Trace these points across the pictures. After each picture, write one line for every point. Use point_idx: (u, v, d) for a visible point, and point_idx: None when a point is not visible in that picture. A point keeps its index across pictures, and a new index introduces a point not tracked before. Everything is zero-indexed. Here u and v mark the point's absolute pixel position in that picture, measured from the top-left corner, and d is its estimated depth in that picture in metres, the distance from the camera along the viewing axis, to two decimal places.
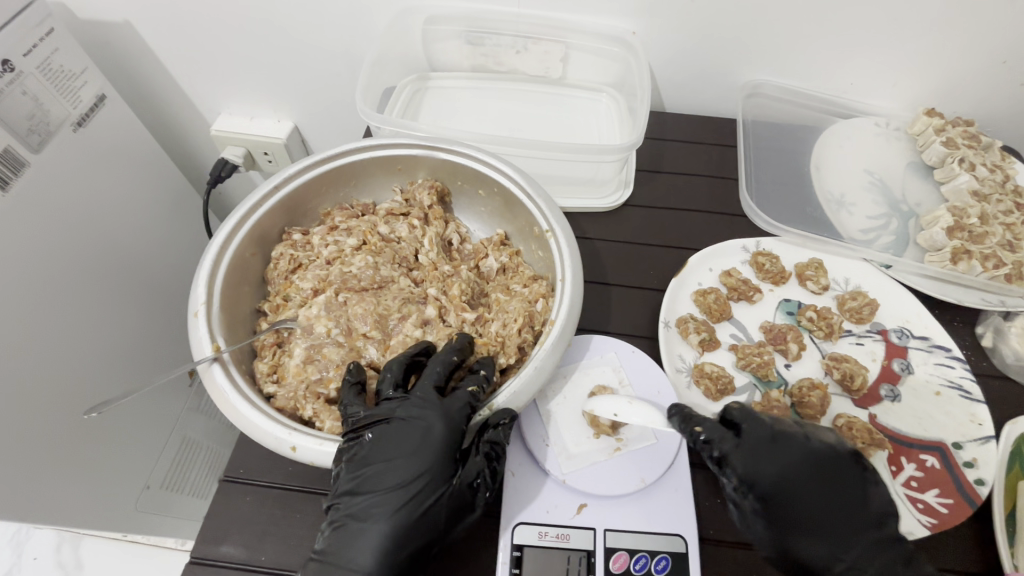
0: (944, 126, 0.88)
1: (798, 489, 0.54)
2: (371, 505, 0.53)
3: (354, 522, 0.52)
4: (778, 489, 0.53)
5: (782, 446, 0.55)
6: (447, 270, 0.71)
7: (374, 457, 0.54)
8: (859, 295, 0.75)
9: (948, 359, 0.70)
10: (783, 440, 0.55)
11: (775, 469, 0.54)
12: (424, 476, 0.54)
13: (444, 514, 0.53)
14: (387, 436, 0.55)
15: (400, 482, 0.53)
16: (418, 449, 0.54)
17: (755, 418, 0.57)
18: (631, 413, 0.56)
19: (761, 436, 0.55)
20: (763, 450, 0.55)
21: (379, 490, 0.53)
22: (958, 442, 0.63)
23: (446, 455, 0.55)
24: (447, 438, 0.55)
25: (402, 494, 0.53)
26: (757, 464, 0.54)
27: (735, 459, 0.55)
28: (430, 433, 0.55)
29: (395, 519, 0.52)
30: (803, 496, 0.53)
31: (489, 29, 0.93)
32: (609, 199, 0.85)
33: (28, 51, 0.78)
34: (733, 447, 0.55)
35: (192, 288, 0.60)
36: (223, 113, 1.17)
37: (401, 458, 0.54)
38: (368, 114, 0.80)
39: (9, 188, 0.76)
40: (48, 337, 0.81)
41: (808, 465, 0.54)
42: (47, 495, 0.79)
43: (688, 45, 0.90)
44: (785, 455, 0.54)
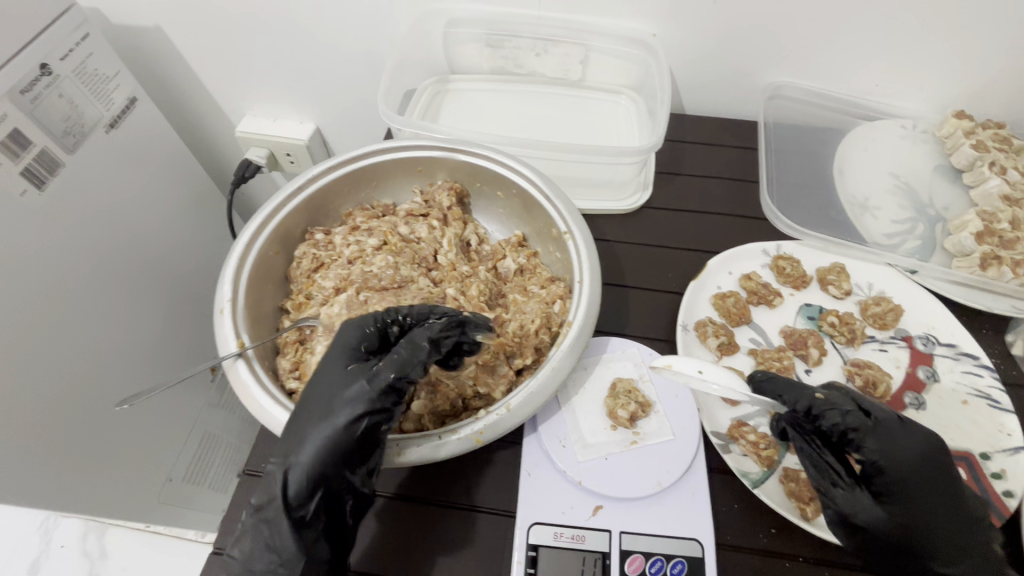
0: (974, 129, 0.85)
1: (925, 473, 0.52)
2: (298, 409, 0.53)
3: (284, 426, 0.53)
4: (909, 472, 0.52)
5: (911, 430, 0.55)
6: (466, 271, 0.71)
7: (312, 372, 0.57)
8: (884, 300, 0.74)
9: (976, 367, 0.68)
10: (908, 423, 0.55)
11: (909, 452, 0.53)
12: (327, 376, 0.54)
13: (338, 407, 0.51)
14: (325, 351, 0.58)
15: (314, 383, 0.54)
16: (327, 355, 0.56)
17: (874, 402, 0.57)
18: (714, 373, 0.57)
19: (892, 419, 0.55)
20: (898, 431, 0.54)
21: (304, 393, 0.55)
22: (985, 453, 0.62)
23: (353, 360, 0.55)
24: (348, 342, 0.56)
25: (311, 397, 0.53)
26: (889, 444, 0.53)
27: (868, 437, 0.54)
28: (339, 339, 0.57)
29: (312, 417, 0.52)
30: (927, 486, 0.52)
31: (510, 32, 0.94)
32: (628, 202, 0.85)
33: (65, 55, 0.81)
34: (866, 424, 0.54)
35: (218, 285, 0.62)
36: (248, 115, 1.20)
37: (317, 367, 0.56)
38: (389, 116, 0.81)
39: (45, 187, 0.80)
40: (78, 329, 0.84)
41: (928, 453, 0.53)
42: (76, 482, 0.82)
43: (709, 47, 0.89)
44: (916, 439, 0.54)
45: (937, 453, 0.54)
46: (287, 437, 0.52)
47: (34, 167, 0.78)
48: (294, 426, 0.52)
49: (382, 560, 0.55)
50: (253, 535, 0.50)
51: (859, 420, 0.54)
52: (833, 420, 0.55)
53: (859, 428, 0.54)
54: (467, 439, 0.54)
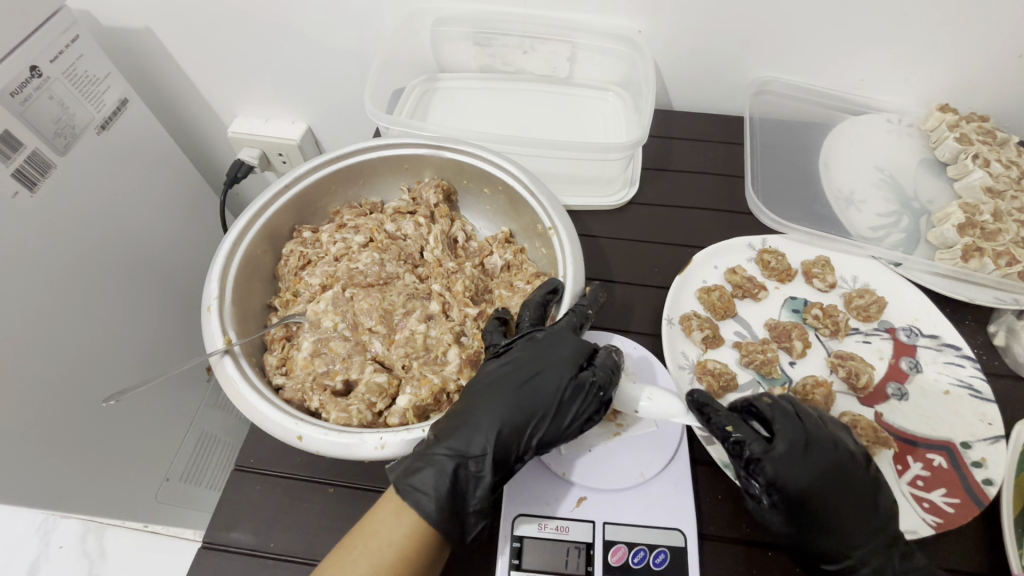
0: (958, 122, 0.86)
1: (825, 492, 0.52)
2: (503, 377, 0.57)
3: (491, 399, 0.55)
4: (807, 496, 0.52)
5: (814, 453, 0.53)
6: (451, 267, 0.72)
7: (515, 350, 0.60)
8: (867, 293, 0.74)
9: (958, 358, 0.69)
10: (815, 444, 0.54)
11: (807, 475, 0.52)
12: (556, 365, 0.58)
13: (566, 402, 0.57)
14: (534, 339, 0.60)
15: (542, 370, 0.57)
16: (560, 343, 0.59)
17: (787, 419, 0.55)
18: (658, 400, 0.56)
19: (796, 442, 0.53)
20: (798, 456, 0.53)
21: (515, 363, 0.58)
22: (966, 442, 0.62)
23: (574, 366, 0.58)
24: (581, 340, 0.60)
25: (527, 388, 0.56)
26: (788, 470, 0.53)
27: (766, 465, 0.53)
28: (559, 339, 0.59)
29: (525, 405, 0.55)
30: (826, 507, 0.52)
31: (497, 30, 0.94)
32: (614, 197, 0.86)
33: (55, 57, 0.82)
34: (768, 453, 0.53)
35: (205, 282, 0.62)
36: (240, 115, 1.21)
37: (532, 358, 0.58)
38: (376, 114, 0.82)
39: (37, 189, 0.80)
40: (72, 330, 0.85)
41: (829, 475, 0.53)
42: (72, 480, 0.83)
43: (695, 43, 0.90)
44: (815, 460, 0.53)
45: (839, 470, 0.53)
46: (513, 411, 0.55)
47: (26, 168, 0.79)
48: (518, 400, 0.55)
49: None
50: (441, 480, 0.50)
51: (760, 448, 0.53)
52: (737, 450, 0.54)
53: (761, 456, 0.53)
54: None
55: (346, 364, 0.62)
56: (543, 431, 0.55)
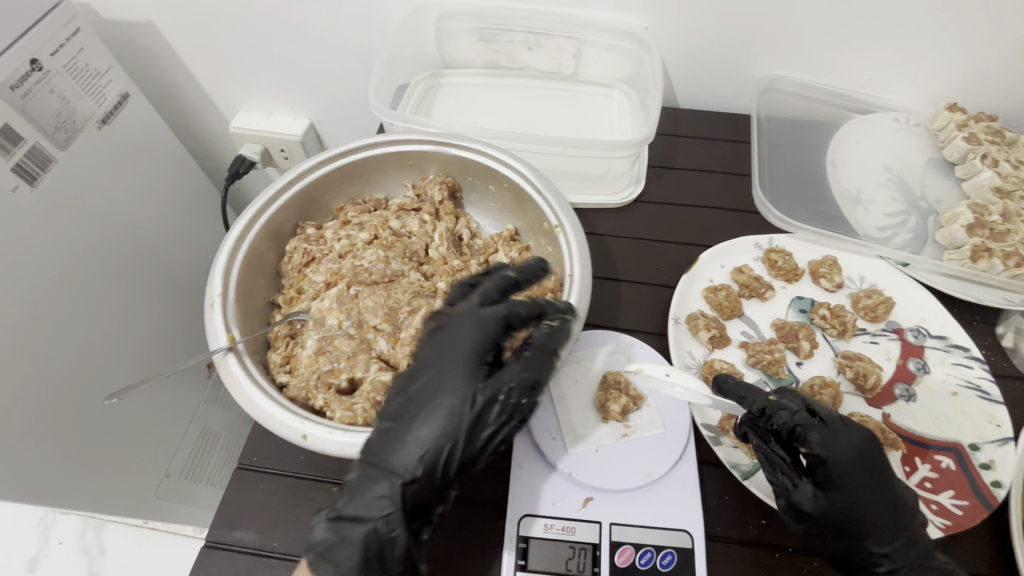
0: (966, 122, 0.85)
1: (866, 468, 0.53)
2: (391, 426, 0.52)
3: (389, 433, 0.52)
4: (847, 468, 0.53)
5: (856, 429, 0.54)
6: (457, 265, 0.71)
7: (420, 357, 0.55)
8: (875, 293, 0.74)
9: (966, 359, 0.69)
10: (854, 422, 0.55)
11: (852, 448, 0.53)
12: (455, 384, 0.52)
13: (478, 420, 0.51)
14: (437, 341, 0.55)
15: (441, 380, 0.53)
16: (451, 356, 0.54)
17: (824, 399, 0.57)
18: (680, 376, 0.59)
19: (838, 418, 0.55)
20: (840, 430, 0.54)
21: (408, 405, 0.53)
22: (975, 444, 0.62)
23: (476, 365, 0.53)
24: (476, 341, 0.54)
25: (428, 404, 0.52)
26: (832, 441, 0.53)
27: (814, 433, 0.54)
28: (461, 337, 0.54)
29: (429, 424, 0.51)
30: (864, 483, 0.53)
31: (502, 25, 0.93)
32: (620, 195, 0.85)
33: (55, 50, 0.81)
34: (812, 422, 0.54)
35: (209, 280, 0.61)
36: (242, 110, 1.20)
37: (432, 365, 0.54)
38: (380, 110, 0.81)
39: (37, 184, 0.79)
40: (73, 327, 0.84)
41: (869, 451, 0.53)
42: (72, 477, 0.82)
43: (702, 40, 0.89)
44: (861, 435, 0.54)
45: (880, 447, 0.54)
46: (418, 436, 0.51)
47: (26, 163, 0.78)
48: (415, 444, 0.50)
49: None
50: (354, 548, 0.49)
51: (808, 416, 0.55)
52: (782, 419, 0.55)
53: (805, 424, 0.54)
54: None
55: (351, 362, 0.62)
56: (455, 449, 0.50)
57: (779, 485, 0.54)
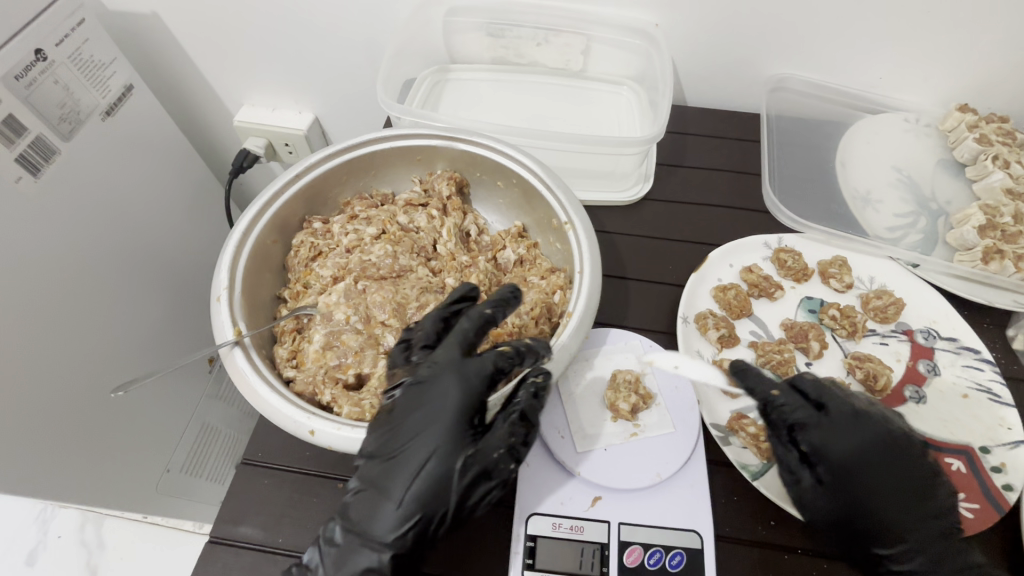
0: (977, 122, 0.85)
1: (870, 464, 0.52)
2: (374, 493, 0.50)
3: (374, 501, 0.50)
4: (850, 464, 0.52)
5: (863, 424, 0.53)
6: (465, 261, 0.71)
7: (397, 413, 0.52)
8: (885, 294, 0.73)
9: (977, 361, 0.68)
10: (865, 417, 0.54)
11: (854, 444, 0.53)
12: (443, 449, 0.50)
13: (468, 486, 0.50)
14: (418, 398, 0.52)
15: (425, 445, 0.50)
16: (435, 417, 0.51)
17: (834, 393, 0.56)
18: (689, 368, 0.62)
19: (846, 413, 0.54)
20: (845, 425, 0.53)
21: (390, 470, 0.50)
22: (985, 447, 0.62)
23: (463, 428, 0.51)
24: (462, 402, 0.51)
25: (414, 473, 0.49)
26: (833, 436, 0.53)
27: (813, 429, 0.54)
28: (444, 397, 0.51)
29: (416, 494, 0.49)
30: (871, 480, 0.52)
31: (511, 21, 0.93)
32: (628, 193, 0.85)
33: (60, 41, 0.80)
34: (814, 419, 0.54)
35: (215, 273, 0.61)
36: (246, 104, 1.19)
37: (415, 426, 0.51)
38: (388, 104, 0.80)
39: (41, 175, 0.79)
40: (74, 320, 0.84)
41: (875, 448, 0.52)
42: (72, 471, 0.82)
43: (712, 37, 0.88)
44: (868, 431, 0.53)
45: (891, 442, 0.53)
46: (406, 509, 0.49)
47: (29, 154, 0.77)
48: (403, 512, 0.49)
49: None
50: None
51: (809, 413, 0.54)
52: (780, 415, 0.55)
53: (806, 421, 0.54)
54: None
55: (358, 358, 0.61)
56: (448, 519, 0.49)
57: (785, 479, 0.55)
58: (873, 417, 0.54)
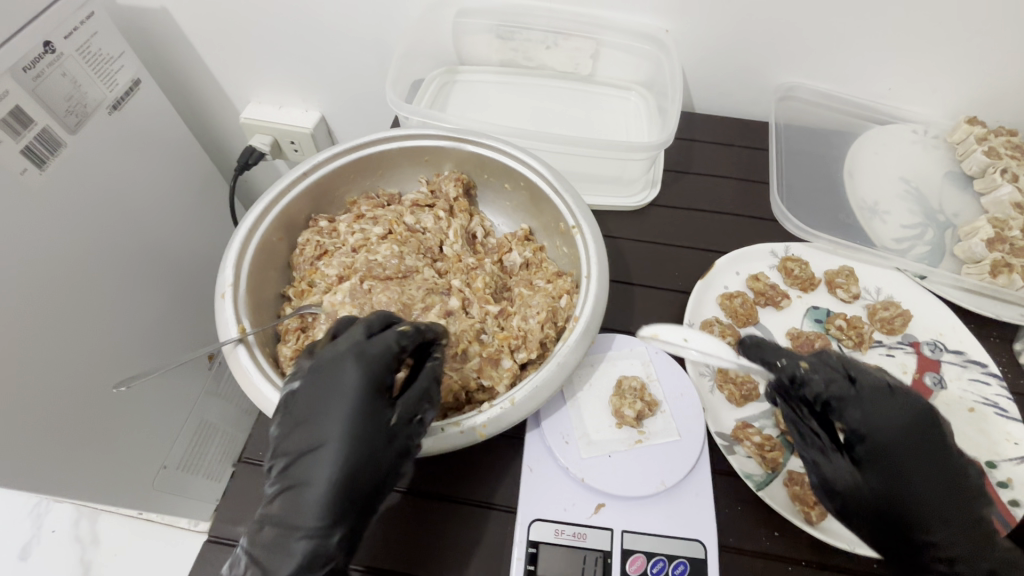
0: (986, 134, 0.84)
1: (913, 442, 0.52)
2: (290, 490, 0.48)
3: (288, 492, 0.48)
4: (890, 439, 0.52)
5: (901, 399, 0.54)
6: (471, 263, 0.71)
7: (301, 401, 0.50)
8: (892, 305, 0.73)
9: (984, 375, 0.68)
10: (900, 392, 0.54)
11: (895, 420, 0.53)
12: (354, 431, 0.49)
13: (394, 457, 0.50)
14: (319, 383, 0.50)
15: (329, 430, 0.48)
16: (337, 401, 0.49)
17: (865, 368, 0.57)
18: (699, 340, 0.57)
19: (881, 387, 0.54)
20: (883, 399, 0.54)
21: (300, 462, 0.48)
22: (991, 461, 0.61)
23: (363, 407, 0.49)
24: (363, 381, 0.50)
25: (321, 460, 0.48)
26: (873, 411, 0.53)
27: (851, 404, 0.54)
28: (344, 380, 0.50)
29: (328, 480, 0.47)
30: (913, 458, 0.51)
31: (520, 24, 0.93)
32: (635, 198, 0.84)
33: (69, 33, 0.80)
34: (850, 392, 0.54)
35: (220, 270, 0.60)
36: (253, 101, 1.19)
37: (319, 410, 0.49)
38: (397, 104, 0.80)
39: (46, 167, 0.79)
40: (75, 314, 0.83)
41: (916, 424, 0.52)
42: (68, 466, 0.81)
43: (721, 44, 0.88)
44: (907, 407, 0.53)
45: (929, 416, 0.53)
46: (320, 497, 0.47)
47: (34, 146, 0.77)
48: (318, 503, 0.47)
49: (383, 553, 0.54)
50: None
51: (844, 387, 0.55)
52: (815, 388, 0.55)
53: (842, 395, 0.54)
54: (469, 431, 0.53)
55: None
56: (370, 498, 0.49)
57: (817, 456, 0.55)
58: (912, 395, 0.54)
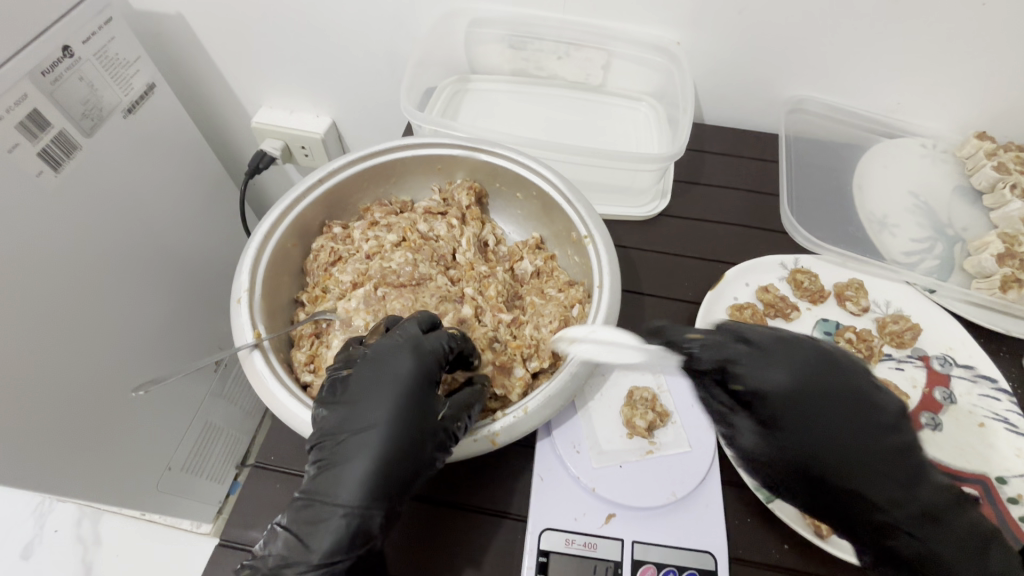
0: (995, 150, 0.85)
1: (808, 392, 0.52)
2: (333, 467, 0.49)
3: (331, 470, 0.49)
4: (784, 397, 0.52)
5: (789, 350, 0.53)
6: (484, 271, 0.71)
7: (352, 384, 0.52)
8: (902, 319, 0.73)
9: (994, 391, 0.68)
10: (788, 344, 0.54)
11: (785, 375, 0.52)
12: (403, 416, 0.50)
13: (433, 449, 0.51)
14: (372, 369, 0.53)
15: (378, 412, 0.50)
16: (389, 385, 0.52)
17: (753, 327, 0.56)
18: (608, 354, 0.57)
19: (767, 342, 0.54)
20: (772, 356, 0.53)
21: (346, 442, 0.50)
22: (1002, 477, 0.61)
23: (412, 393, 0.52)
24: (415, 370, 0.53)
25: (367, 440, 0.49)
26: (761, 370, 0.53)
27: (740, 368, 0.53)
28: (398, 366, 0.52)
29: (372, 459, 0.48)
30: (814, 410, 0.51)
31: (532, 34, 0.93)
32: (645, 209, 0.85)
33: (87, 38, 0.81)
34: (736, 356, 0.54)
35: (236, 275, 0.61)
36: (264, 106, 1.20)
37: (370, 392, 0.51)
38: (410, 112, 0.81)
39: (61, 169, 0.79)
40: (88, 315, 0.84)
41: (809, 374, 0.52)
42: (73, 466, 0.82)
43: (731, 57, 0.89)
44: (795, 358, 0.53)
45: (823, 360, 0.53)
46: (363, 476, 0.48)
47: (50, 148, 0.78)
48: (360, 481, 0.48)
49: (393, 559, 0.54)
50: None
51: (730, 351, 0.54)
52: (700, 359, 0.55)
53: (733, 361, 0.54)
54: (483, 439, 0.54)
55: None
56: (410, 486, 0.50)
57: (727, 428, 0.57)
58: (803, 345, 0.54)
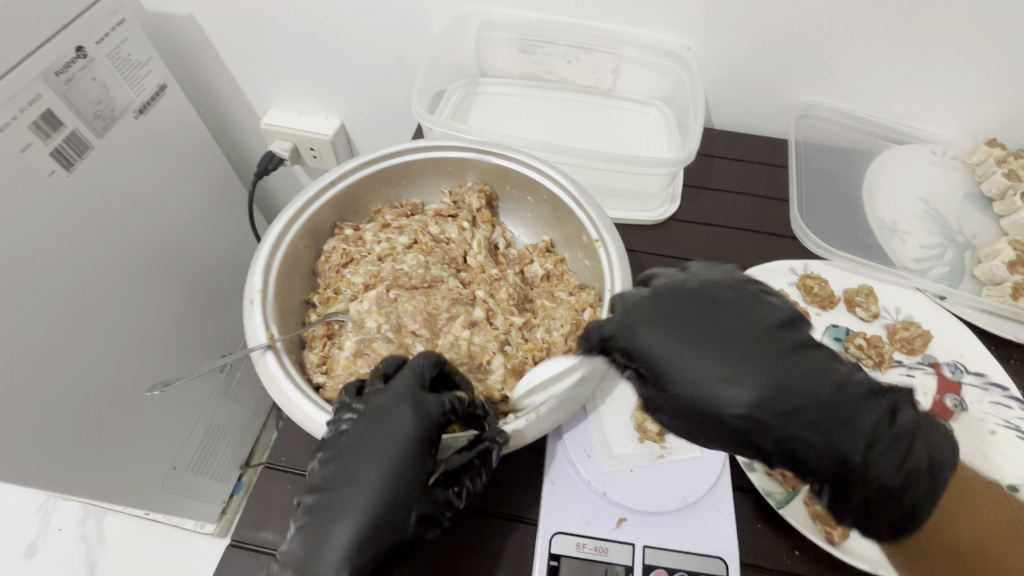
0: (1006, 157, 0.84)
1: (689, 338, 0.49)
2: (319, 532, 0.48)
3: (315, 534, 0.48)
4: (664, 349, 0.50)
5: (665, 301, 0.52)
6: (495, 274, 0.71)
7: (345, 443, 0.51)
8: (912, 325, 0.73)
9: (1005, 398, 0.67)
10: (662, 296, 0.53)
11: (656, 326, 0.51)
12: (396, 486, 0.48)
13: (423, 520, 0.49)
14: (368, 429, 0.51)
15: (369, 479, 0.48)
16: (384, 449, 0.49)
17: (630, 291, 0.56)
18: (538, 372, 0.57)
19: (639, 301, 0.53)
20: (645, 311, 0.52)
21: (335, 507, 0.48)
22: (1013, 485, 0.61)
23: (408, 461, 0.49)
24: (412, 437, 0.50)
25: (357, 507, 0.48)
26: (635, 326, 0.52)
27: (615, 333, 0.53)
28: (396, 429, 0.50)
29: (358, 530, 0.47)
30: (698, 356, 0.48)
31: (543, 37, 0.94)
32: (654, 213, 0.85)
33: (100, 39, 0.82)
34: (610, 323, 0.53)
35: (249, 275, 0.61)
36: (274, 107, 1.20)
37: (364, 456, 0.49)
38: (421, 114, 0.81)
39: (73, 169, 0.80)
40: (97, 314, 0.84)
41: (690, 319, 0.50)
42: (80, 466, 0.82)
43: (741, 62, 0.89)
44: (668, 306, 0.52)
45: (699, 306, 0.51)
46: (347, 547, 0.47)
47: (63, 148, 0.78)
48: (343, 552, 0.47)
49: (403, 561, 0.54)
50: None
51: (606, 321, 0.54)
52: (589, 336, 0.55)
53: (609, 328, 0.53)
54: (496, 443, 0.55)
55: None
56: (396, 556, 0.48)
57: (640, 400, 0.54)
58: (678, 292, 0.53)
